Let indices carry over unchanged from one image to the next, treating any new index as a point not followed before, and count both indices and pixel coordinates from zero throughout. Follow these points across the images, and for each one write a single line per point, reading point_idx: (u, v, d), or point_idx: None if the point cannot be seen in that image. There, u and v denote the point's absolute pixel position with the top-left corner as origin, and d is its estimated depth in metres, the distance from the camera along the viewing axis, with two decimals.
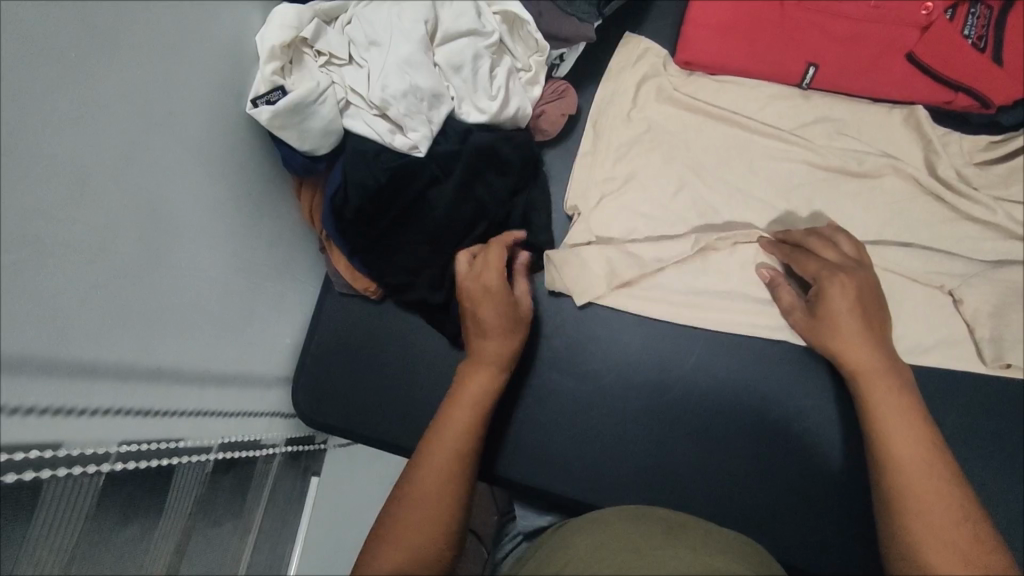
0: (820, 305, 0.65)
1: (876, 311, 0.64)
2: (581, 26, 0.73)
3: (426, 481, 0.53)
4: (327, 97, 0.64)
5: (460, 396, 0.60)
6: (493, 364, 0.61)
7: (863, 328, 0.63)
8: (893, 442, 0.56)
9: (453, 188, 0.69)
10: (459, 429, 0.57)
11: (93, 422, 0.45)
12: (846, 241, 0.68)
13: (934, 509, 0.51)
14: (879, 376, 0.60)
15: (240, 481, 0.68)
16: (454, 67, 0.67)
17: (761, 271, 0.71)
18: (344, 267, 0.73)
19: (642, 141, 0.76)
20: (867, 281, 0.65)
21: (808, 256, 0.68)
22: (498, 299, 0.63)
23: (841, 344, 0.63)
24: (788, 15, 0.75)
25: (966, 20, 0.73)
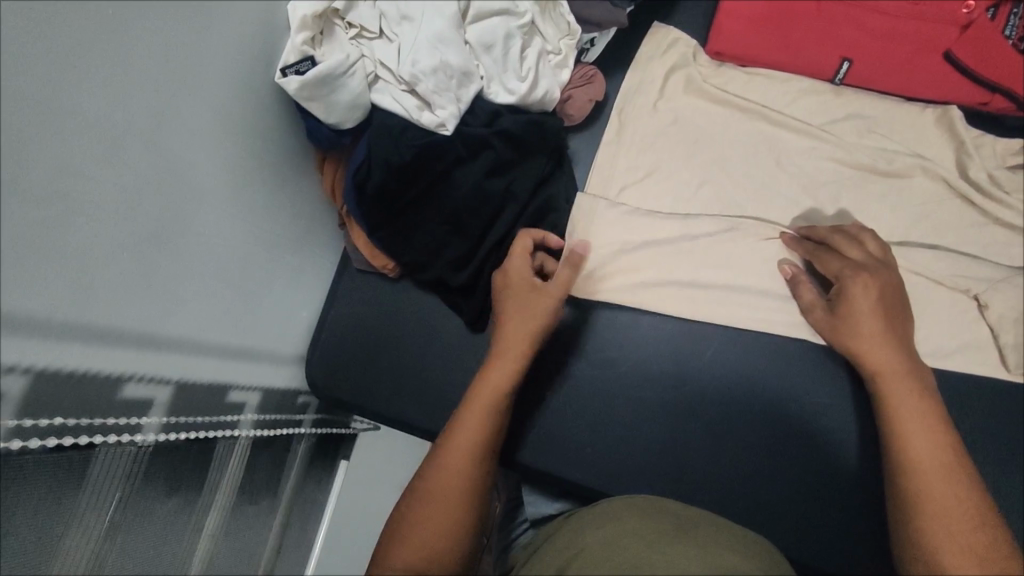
0: (842, 305, 0.64)
1: (899, 311, 0.64)
2: (614, 11, 0.73)
3: (437, 483, 0.54)
4: (356, 70, 0.63)
5: (475, 392, 0.59)
6: (521, 345, 0.61)
7: (885, 328, 0.62)
8: (912, 445, 0.55)
9: (477, 169, 0.68)
10: (471, 429, 0.56)
11: (137, 375, 0.48)
12: (873, 240, 0.67)
13: (946, 511, 0.51)
14: (897, 373, 0.60)
15: (276, 457, 0.73)
16: (485, 46, 0.66)
17: (783, 268, 0.70)
18: (363, 243, 0.74)
19: (667, 131, 0.76)
20: (880, 273, 0.64)
21: (834, 255, 0.67)
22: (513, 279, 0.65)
23: (863, 344, 0.62)
24: (824, 8, 0.74)
25: (1007, 20, 0.71)
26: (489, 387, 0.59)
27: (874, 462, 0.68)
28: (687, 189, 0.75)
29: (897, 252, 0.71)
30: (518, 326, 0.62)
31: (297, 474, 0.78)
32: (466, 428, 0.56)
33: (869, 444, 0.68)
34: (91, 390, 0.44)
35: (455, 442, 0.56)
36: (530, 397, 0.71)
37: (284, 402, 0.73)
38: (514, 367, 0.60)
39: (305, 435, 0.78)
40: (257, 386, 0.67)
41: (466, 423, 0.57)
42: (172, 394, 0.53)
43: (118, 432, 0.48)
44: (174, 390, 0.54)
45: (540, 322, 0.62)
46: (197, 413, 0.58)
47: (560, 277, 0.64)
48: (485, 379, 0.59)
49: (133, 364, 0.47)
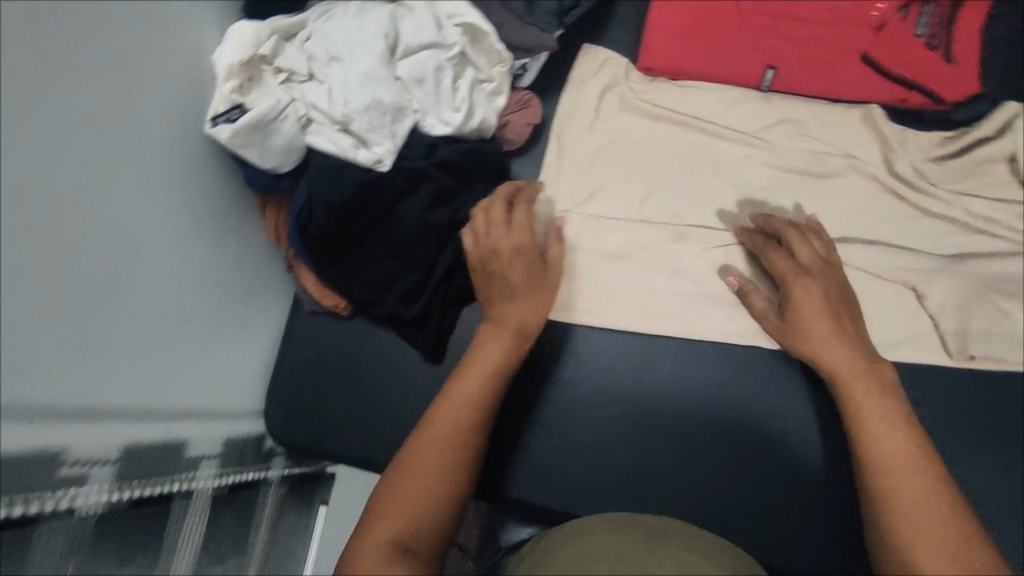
0: (792, 309, 0.65)
1: (847, 311, 0.65)
2: (543, 35, 0.74)
3: (425, 459, 0.53)
4: (288, 113, 0.63)
5: (465, 372, 0.59)
6: (512, 326, 0.62)
7: (837, 330, 0.64)
8: (878, 444, 0.56)
9: (422, 200, 0.68)
10: (460, 408, 0.56)
11: (78, 450, 0.47)
12: (818, 240, 0.69)
13: (920, 510, 0.51)
14: (852, 370, 0.62)
15: (242, 511, 0.72)
16: (417, 80, 0.67)
17: (730, 280, 0.71)
18: (311, 284, 0.74)
19: (606, 150, 0.77)
20: (830, 274, 0.66)
21: (781, 253, 0.68)
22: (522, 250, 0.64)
23: (818, 347, 0.63)
24: (746, 19, 0.75)
25: (917, 20, 0.72)
26: (468, 389, 0.57)
27: (833, 459, 0.69)
28: (629, 205, 0.75)
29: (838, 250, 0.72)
30: (514, 308, 0.63)
31: (267, 528, 0.76)
32: (456, 406, 0.56)
33: (827, 441, 0.69)
34: (28, 470, 0.43)
35: (444, 420, 0.55)
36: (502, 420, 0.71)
37: (247, 452, 0.73)
38: (506, 351, 0.60)
39: (273, 485, 0.76)
40: (212, 452, 0.67)
41: (455, 403, 0.56)
42: (119, 462, 0.52)
43: (61, 509, 0.46)
44: (120, 460, 0.52)
45: (538, 300, 0.64)
46: (146, 477, 0.57)
47: (554, 253, 0.68)
48: (476, 360, 0.59)
49: (73, 439, 0.46)
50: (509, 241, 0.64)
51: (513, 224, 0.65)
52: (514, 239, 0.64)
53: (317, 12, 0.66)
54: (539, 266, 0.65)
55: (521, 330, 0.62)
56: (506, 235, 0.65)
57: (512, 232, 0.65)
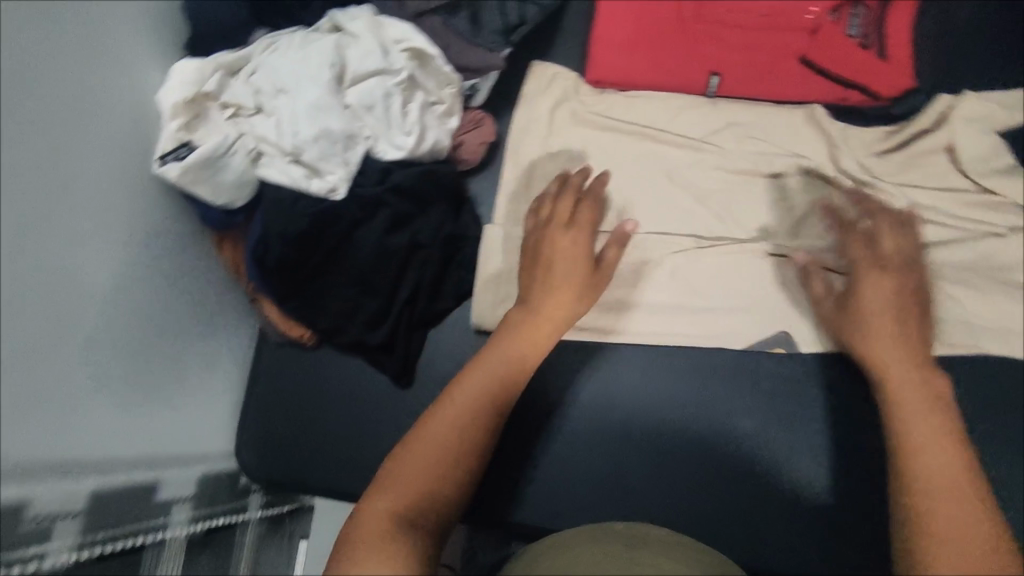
0: (852, 300, 0.65)
1: (915, 316, 0.64)
2: (490, 55, 0.75)
3: (441, 429, 0.52)
4: (237, 149, 0.63)
5: (492, 352, 0.59)
6: (549, 322, 0.62)
7: (897, 337, 0.62)
8: (922, 455, 0.53)
9: (379, 226, 0.69)
10: (485, 383, 0.56)
11: (41, 503, 0.47)
12: (888, 238, 0.68)
13: (964, 522, 0.47)
14: (902, 377, 0.60)
15: (219, 554, 0.68)
16: (367, 108, 0.67)
17: (797, 257, 0.70)
18: (275, 315, 0.73)
19: (561, 165, 0.76)
20: (891, 277, 0.65)
21: (862, 245, 0.68)
22: (578, 250, 0.67)
23: (875, 347, 0.63)
24: (687, 28, 0.77)
25: (850, 21, 0.74)
26: (495, 368, 0.57)
27: (807, 454, 0.69)
28: None
29: (796, 248, 0.72)
30: (552, 302, 0.63)
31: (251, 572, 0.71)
32: (483, 380, 0.56)
33: (801, 439, 0.69)
34: None
35: (467, 393, 0.55)
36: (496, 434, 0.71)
37: (220, 490, 0.72)
38: (535, 343, 0.61)
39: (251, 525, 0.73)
40: (185, 493, 0.66)
41: (482, 377, 0.56)
42: (86, 513, 0.52)
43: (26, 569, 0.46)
44: (86, 511, 0.52)
45: (573, 300, 0.64)
46: (115, 523, 0.56)
47: (609, 258, 0.68)
48: (502, 345, 0.59)
49: (35, 493, 0.46)
50: (568, 238, 0.67)
51: (575, 223, 0.68)
52: (570, 236, 0.67)
53: (261, 46, 0.66)
54: (592, 270, 0.66)
55: (555, 324, 0.63)
56: (563, 230, 0.68)
57: (570, 232, 0.67)
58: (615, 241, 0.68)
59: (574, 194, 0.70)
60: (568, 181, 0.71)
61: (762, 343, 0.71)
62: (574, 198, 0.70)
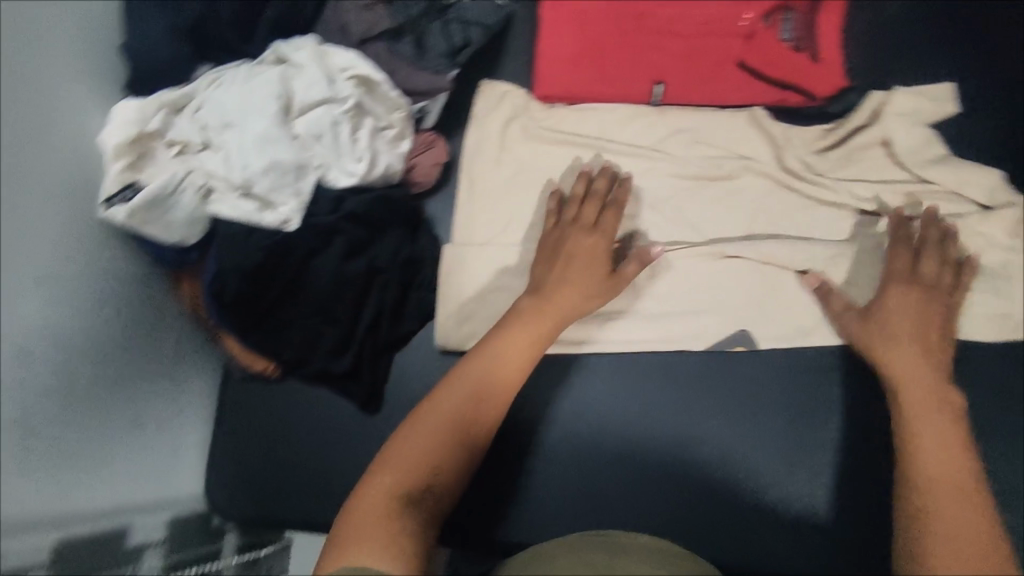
0: (877, 309, 0.67)
1: (938, 337, 0.66)
2: (437, 77, 0.76)
3: (436, 415, 0.59)
4: (186, 187, 0.62)
5: (491, 343, 0.64)
6: (553, 319, 0.66)
7: (919, 344, 0.65)
8: (927, 451, 0.58)
9: (336, 253, 0.69)
10: (479, 372, 0.61)
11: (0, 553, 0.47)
12: (930, 262, 0.68)
13: (971, 534, 0.52)
14: (919, 381, 0.63)
15: None
16: (315, 137, 0.68)
17: (810, 279, 0.71)
18: (238, 350, 0.72)
19: (516, 181, 0.77)
20: (922, 295, 0.67)
21: (904, 256, 0.69)
22: (593, 256, 0.68)
23: (891, 354, 0.65)
24: (629, 39, 0.78)
25: (781, 26, 0.77)
26: (491, 359, 0.62)
27: (776, 451, 0.69)
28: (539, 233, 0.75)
29: (748, 246, 0.72)
30: (563, 297, 0.66)
31: None
32: (477, 369, 0.61)
33: (768, 437, 0.69)
34: None
35: (463, 383, 0.61)
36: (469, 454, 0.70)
37: (193, 529, 0.71)
38: (535, 338, 0.65)
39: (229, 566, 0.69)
40: (159, 536, 0.66)
41: (477, 368, 0.61)
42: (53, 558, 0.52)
43: None
44: (52, 557, 0.52)
45: (584, 296, 0.67)
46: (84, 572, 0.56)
47: (626, 270, 0.68)
48: (502, 337, 0.64)
49: None
50: (581, 247, 0.69)
51: (598, 229, 0.70)
52: (591, 240, 0.69)
53: (205, 82, 0.65)
54: (607, 277, 0.68)
55: (560, 321, 0.66)
56: (584, 233, 0.70)
57: (590, 244, 0.69)
58: (635, 258, 0.68)
59: (602, 208, 0.71)
60: (595, 184, 0.72)
61: (721, 344, 0.71)
62: (600, 212, 0.71)
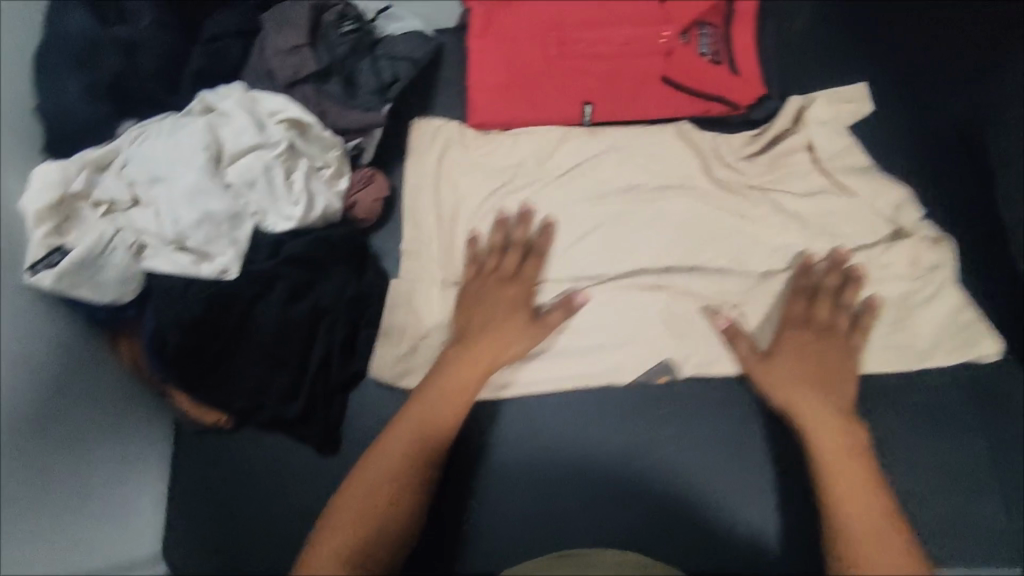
0: (776, 352, 0.67)
1: (842, 374, 0.66)
2: (368, 114, 0.75)
3: (361, 486, 0.60)
4: (116, 245, 0.61)
5: (414, 403, 0.65)
6: (476, 370, 0.67)
7: (818, 388, 0.64)
8: (841, 492, 0.58)
9: (279, 298, 0.69)
10: (401, 435, 0.62)
11: None
12: (825, 301, 0.69)
13: None
14: (825, 424, 0.62)
15: None
16: (248, 184, 0.67)
17: (719, 320, 0.71)
18: (188, 405, 0.71)
19: (456, 210, 0.78)
20: (818, 335, 0.67)
21: (802, 301, 0.69)
22: (512, 302, 0.70)
23: (790, 398, 0.64)
24: (555, 63, 0.79)
25: (699, 41, 0.79)
26: (414, 417, 0.63)
27: (735, 453, 0.70)
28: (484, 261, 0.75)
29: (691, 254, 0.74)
30: (483, 349, 0.68)
31: None
32: (399, 433, 0.63)
33: (721, 442, 0.70)
34: None
35: (389, 449, 0.62)
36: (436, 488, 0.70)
37: None
38: (460, 389, 0.65)
39: None
40: None
41: (398, 432, 0.63)
42: None
43: None
44: None
45: (507, 345, 0.68)
46: None
47: (552, 317, 0.69)
48: (424, 394, 0.65)
49: None
50: (500, 296, 0.70)
51: (518, 278, 0.72)
52: (509, 291, 0.71)
53: (130, 137, 0.65)
54: (529, 324, 0.69)
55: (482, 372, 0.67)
56: (504, 283, 0.71)
57: (504, 293, 0.71)
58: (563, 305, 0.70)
59: (521, 257, 0.73)
60: (515, 234, 0.73)
61: (645, 376, 0.71)
62: (512, 267, 0.72)
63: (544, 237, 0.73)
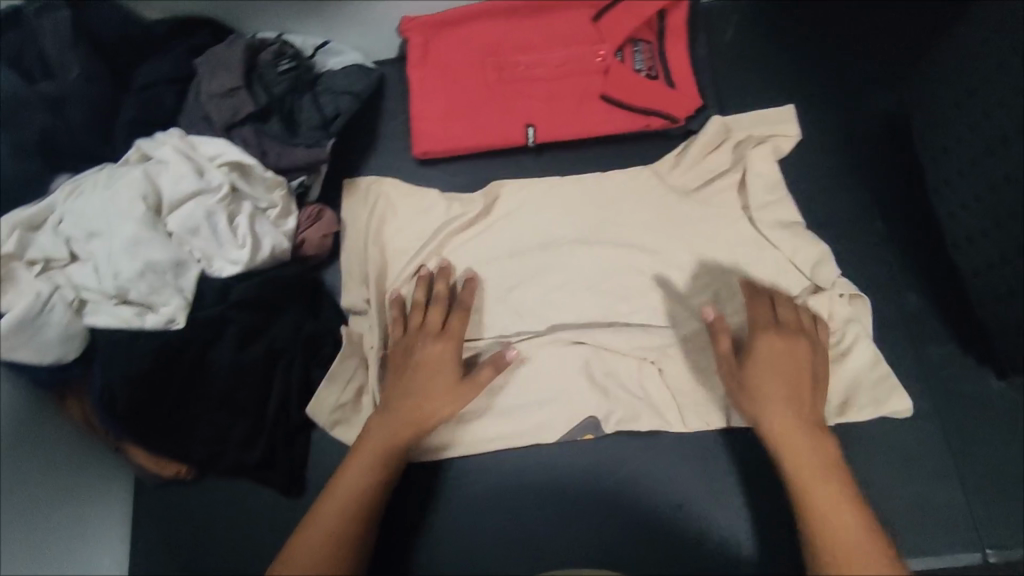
0: (750, 356, 0.62)
1: (812, 376, 0.62)
2: (312, 150, 0.75)
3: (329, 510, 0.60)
4: (55, 303, 0.60)
5: (379, 420, 0.65)
6: (444, 380, 0.65)
7: (792, 394, 0.60)
8: (825, 519, 0.54)
9: (231, 343, 0.68)
10: (366, 455, 0.63)
11: None
12: (784, 304, 0.66)
13: None
14: (796, 438, 0.58)
15: None
16: (191, 231, 0.66)
17: (706, 311, 0.65)
18: (145, 460, 0.69)
19: (406, 246, 0.77)
20: (788, 334, 0.63)
21: (768, 304, 0.66)
22: (438, 362, 0.66)
23: (765, 407, 0.60)
24: (494, 86, 0.80)
25: (633, 58, 0.80)
26: (379, 435, 0.64)
27: (700, 464, 0.70)
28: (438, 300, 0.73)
29: (644, 266, 0.74)
30: (447, 362, 0.66)
31: None
32: (365, 453, 0.63)
33: (684, 456, 0.70)
34: None
35: (354, 471, 0.62)
36: (404, 522, 0.69)
37: None
38: (426, 400, 0.65)
39: None
40: None
41: (363, 451, 0.63)
42: None
43: None
44: None
45: (442, 395, 0.65)
46: None
47: (478, 377, 0.66)
48: (391, 409, 0.65)
49: None
50: (427, 353, 0.66)
51: (446, 332, 0.68)
52: (438, 347, 0.67)
53: (63, 193, 0.64)
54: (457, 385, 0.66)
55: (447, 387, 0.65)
56: (431, 338, 0.68)
57: (430, 349, 0.67)
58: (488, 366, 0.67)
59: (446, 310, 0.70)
60: (436, 288, 0.71)
61: (571, 434, 0.71)
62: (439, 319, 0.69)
63: (468, 290, 0.71)
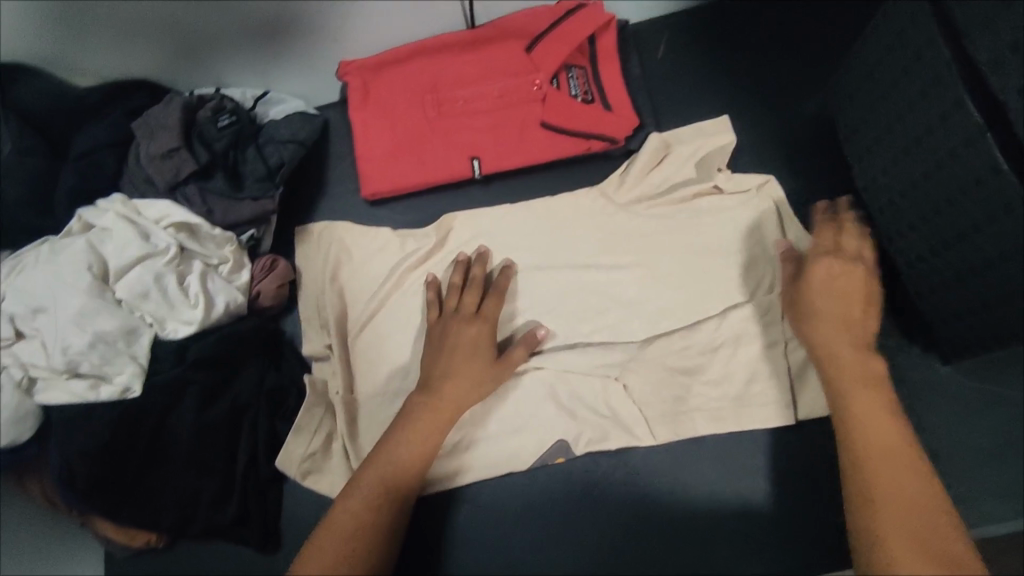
0: (807, 277, 0.66)
1: (864, 299, 0.64)
2: (259, 203, 0.75)
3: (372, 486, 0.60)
4: (2, 383, 0.57)
5: (431, 397, 0.65)
6: (482, 368, 0.67)
7: (841, 315, 0.63)
8: (862, 423, 0.56)
9: (193, 404, 0.67)
10: (417, 434, 0.63)
11: None
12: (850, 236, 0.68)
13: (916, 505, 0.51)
14: (842, 350, 0.61)
15: None
16: (141, 297, 0.66)
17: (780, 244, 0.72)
18: (112, 532, 0.68)
19: (362, 286, 0.77)
20: (844, 260, 0.66)
21: (834, 232, 0.69)
22: (473, 346, 0.68)
23: (819, 325, 0.63)
24: (436, 123, 0.81)
25: (569, 84, 0.81)
26: (429, 412, 0.64)
27: (671, 473, 0.72)
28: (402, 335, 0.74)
29: (603, 282, 0.75)
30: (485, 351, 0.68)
31: None
32: (413, 433, 0.63)
33: (656, 466, 0.72)
34: None
35: (404, 447, 0.62)
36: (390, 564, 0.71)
37: None
38: (466, 389, 0.66)
39: None
40: None
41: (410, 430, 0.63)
42: None
43: None
44: None
45: (477, 376, 0.67)
46: None
47: (513, 356, 0.69)
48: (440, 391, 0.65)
49: None
50: (463, 337, 0.68)
51: (482, 313, 0.70)
52: (472, 331, 0.68)
53: (3, 270, 0.60)
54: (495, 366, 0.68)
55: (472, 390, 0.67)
56: (465, 323, 0.69)
57: (464, 331, 0.68)
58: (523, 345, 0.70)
59: (475, 292, 0.71)
60: (473, 272, 0.72)
61: (543, 458, 0.72)
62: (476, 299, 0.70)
63: (504, 277, 0.73)
